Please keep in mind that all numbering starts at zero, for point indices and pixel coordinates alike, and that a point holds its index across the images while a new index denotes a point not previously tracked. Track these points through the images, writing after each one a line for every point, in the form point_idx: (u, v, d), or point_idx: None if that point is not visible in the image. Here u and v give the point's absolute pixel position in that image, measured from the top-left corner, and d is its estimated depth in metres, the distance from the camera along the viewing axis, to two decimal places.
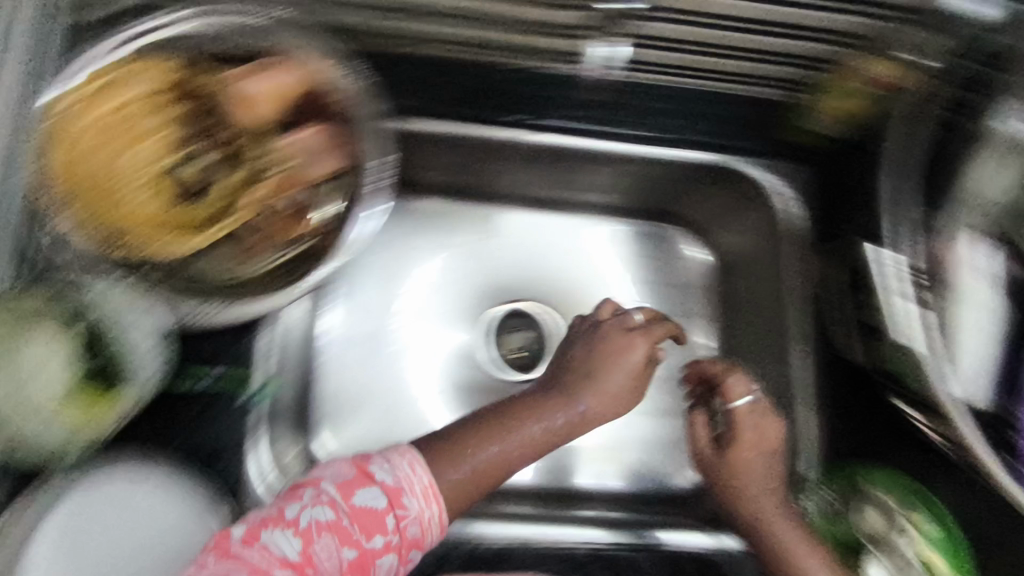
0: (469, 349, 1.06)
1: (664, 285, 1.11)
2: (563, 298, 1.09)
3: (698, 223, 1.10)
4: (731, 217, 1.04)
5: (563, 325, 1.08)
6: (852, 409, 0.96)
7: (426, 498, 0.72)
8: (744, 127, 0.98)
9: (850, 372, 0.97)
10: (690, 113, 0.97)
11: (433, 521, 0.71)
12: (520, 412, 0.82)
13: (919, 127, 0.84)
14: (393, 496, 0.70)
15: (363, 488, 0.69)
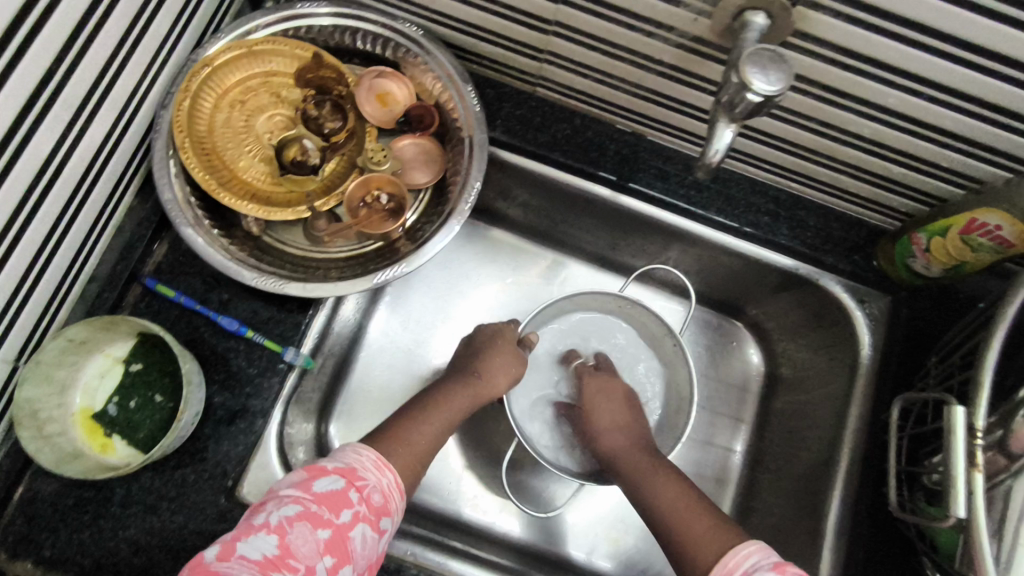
0: (374, 385, 0.78)
1: (514, 270, 0.84)
2: (433, 305, 0.82)
3: (527, 229, 0.83)
4: (564, 216, 0.77)
5: (422, 338, 0.80)
6: (723, 398, 0.84)
7: (380, 467, 0.52)
8: (545, 118, 0.70)
9: (729, 328, 0.86)
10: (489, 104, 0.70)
11: (394, 486, 0.53)
12: (430, 402, 0.62)
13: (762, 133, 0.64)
14: (347, 471, 0.50)
15: (320, 476, 0.49)
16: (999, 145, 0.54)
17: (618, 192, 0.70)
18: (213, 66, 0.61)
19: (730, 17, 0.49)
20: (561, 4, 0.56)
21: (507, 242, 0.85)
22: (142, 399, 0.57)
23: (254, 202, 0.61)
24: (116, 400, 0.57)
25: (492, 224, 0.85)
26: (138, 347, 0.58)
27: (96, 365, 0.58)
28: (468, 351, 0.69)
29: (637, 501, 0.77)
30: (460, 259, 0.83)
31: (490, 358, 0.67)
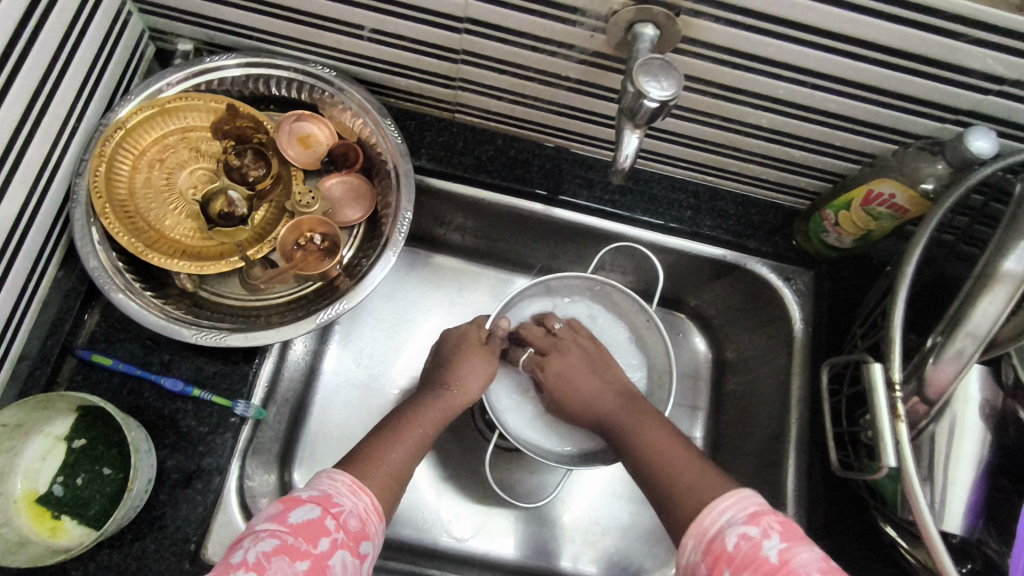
0: (332, 425, 0.77)
1: (459, 292, 0.85)
2: (382, 337, 0.82)
3: (466, 250, 0.85)
4: (500, 233, 0.79)
5: (375, 371, 0.80)
6: (677, 389, 0.86)
7: (356, 491, 0.51)
8: (468, 142, 0.72)
9: (673, 319, 0.89)
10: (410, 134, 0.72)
11: (371, 509, 0.52)
12: (407, 420, 0.61)
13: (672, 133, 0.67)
14: (323, 498, 0.49)
15: (295, 507, 0.47)
16: (880, 120, 0.59)
17: (546, 204, 0.72)
18: (126, 128, 0.60)
19: (621, 31, 0.53)
20: (464, 33, 0.58)
21: (448, 266, 0.86)
22: (89, 474, 0.55)
23: (185, 259, 0.60)
24: (62, 478, 0.55)
25: (432, 250, 0.86)
26: (80, 422, 0.56)
27: (36, 447, 0.55)
28: (441, 356, 0.68)
29: (610, 501, 0.78)
30: (404, 289, 0.84)
31: (457, 364, 0.66)
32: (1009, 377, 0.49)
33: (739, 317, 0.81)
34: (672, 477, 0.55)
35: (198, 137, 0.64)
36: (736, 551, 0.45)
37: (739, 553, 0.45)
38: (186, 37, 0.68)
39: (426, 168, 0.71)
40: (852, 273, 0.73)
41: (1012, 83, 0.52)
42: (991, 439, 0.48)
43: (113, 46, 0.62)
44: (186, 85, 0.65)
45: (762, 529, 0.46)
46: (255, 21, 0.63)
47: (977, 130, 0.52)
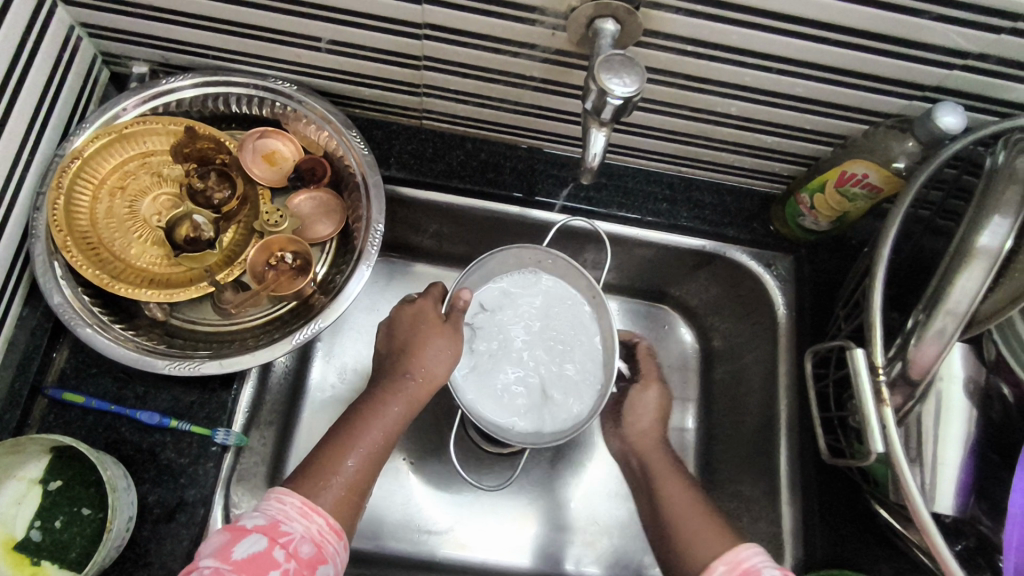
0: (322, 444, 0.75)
1: None
2: (365, 350, 0.80)
3: (444, 257, 0.83)
4: (477, 237, 0.78)
5: (360, 385, 0.79)
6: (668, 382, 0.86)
7: (307, 514, 0.49)
8: (437, 149, 0.71)
9: (658, 312, 0.88)
10: (377, 143, 0.70)
11: (327, 531, 0.50)
12: (362, 413, 0.57)
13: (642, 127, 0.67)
14: (269, 528, 0.47)
15: (239, 540, 0.45)
16: (849, 102, 0.58)
17: (522, 206, 0.71)
18: (83, 158, 0.59)
19: (582, 28, 0.52)
20: (424, 39, 0.57)
21: (426, 274, 0.84)
22: (67, 517, 0.53)
23: (153, 288, 0.59)
24: (39, 523, 0.53)
25: (410, 259, 0.84)
26: (55, 463, 0.54)
27: (10, 492, 0.53)
28: (398, 335, 0.62)
29: (608, 499, 0.77)
30: (384, 301, 0.83)
31: (408, 346, 0.61)
32: (991, 353, 0.49)
33: (723, 306, 0.80)
34: (690, 529, 0.54)
35: (159, 162, 0.62)
36: None
37: None
38: (140, 59, 0.66)
39: (396, 177, 0.70)
40: (833, 255, 0.73)
41: (976, 57, 0.51)
42: (976, 415, 0.48)
43: (64, 73, 0.60)
44: (144, 109, 0.63)
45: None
46: (210, 39, 0.62)
47: (945, 106, 0.52)
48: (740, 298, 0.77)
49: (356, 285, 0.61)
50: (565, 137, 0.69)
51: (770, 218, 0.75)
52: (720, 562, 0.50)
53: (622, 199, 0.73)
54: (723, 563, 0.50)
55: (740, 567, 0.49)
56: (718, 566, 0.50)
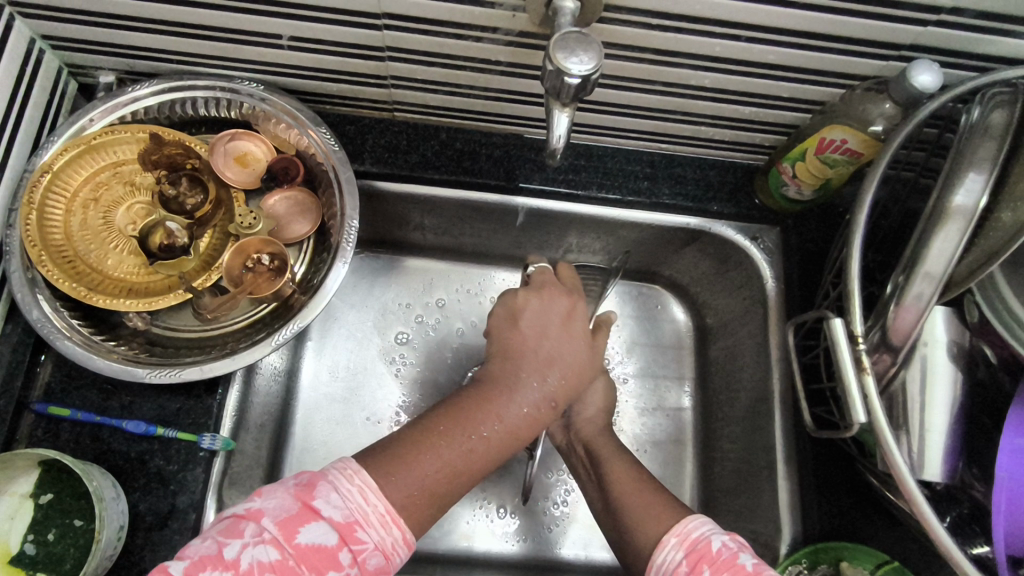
0: (318, 443, 0.76)
1: (427, 290, 0.83)
2: (355, 347, 0.80)
3: (429, 249, 0.83)
4: (459, 226, 0.77)
5: (352, 381, 0.79)
6: (662, 362, 0.85)
7: (387, 524, 0.43)
8: (411, 141, 0.71)
9: (651, 291, 0.87)
10: (350, 139, 0.70)
11: (399, 544, 0.43)
12: (479, 409, 0.51)
13: (616, 107, 0.66)
14: (344, 526, 0.42)
15: (310, 523, 0.41)
16: (822, 66, 0.57)
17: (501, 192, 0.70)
18: (53, 171, 0.58)
19: (541, 6, 0.51)
20: (384, 29, 0.56)
21: (413, 266, 0.84)
22: (60, 529, 0.54)
23: (131, 297, 0.59)
24: (33, 536, 0.53)
25: (396, 254, 0.84)
26: (44, 477, 0.54)
27: (3, 508, 0.54)
28: (544, 332, 0.58)
29: None
30: (372, 297, 0.82)
31: (538, 355, 0.56)
32: (974, 315, 0.48)
33: (714, 282, 0.79)
34: (645, 508, 0.53)
35: (130, 171, 0.62)
36: (720, 553, 0.45)
37: (721, 555, 0.45)
38: (106, 69, 0.65)
39: (370, 171, 0.69)
40: (819, 225, 0.72)
41: (949, 10, 0.50)
42: (962, 379, 0.47)
43: (29, 86, 0.60)
44: (110, 119, 0.63)
45: (758, 560, 0.45)
46: (173, 43, 0.61)
47: (919, 64, 0.51)
48: (729, 273, 0.76)
49: (335, 279, 0.60)
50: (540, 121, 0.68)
51: (754, 191, 0.73)
52: (670, 534, 0.49)
53: (601, 180, 0.72)
54: (674, 536, 0.49)
55: (689, 540, 0.48)
56: (669, 538, 0.49)
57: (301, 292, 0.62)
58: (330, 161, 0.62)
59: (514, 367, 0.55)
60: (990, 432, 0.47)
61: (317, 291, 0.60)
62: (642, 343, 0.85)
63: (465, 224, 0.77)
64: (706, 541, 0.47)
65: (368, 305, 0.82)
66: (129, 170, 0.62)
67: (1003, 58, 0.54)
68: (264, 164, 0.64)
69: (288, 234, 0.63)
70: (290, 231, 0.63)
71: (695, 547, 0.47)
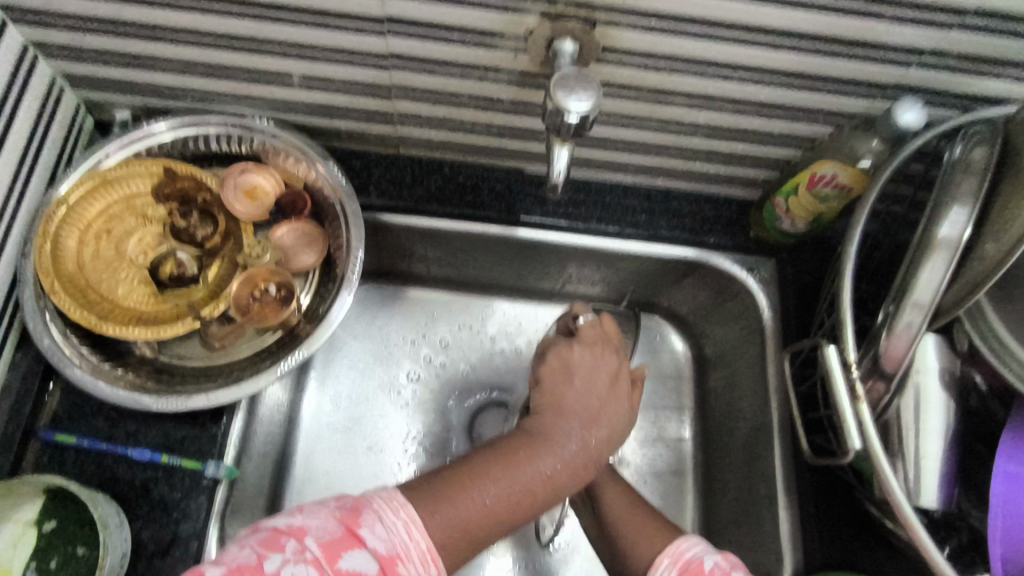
0: (320, 472, 0.76)
1: (429, 320, 0.84)
2: (357, 376, 0.81)
3: (431, 280, 0.84)
4: (461, 258, 0.79)
5: (354, 411, 0.79)
6: (662, 392, 0.85)
7: (427, 562, 0.43)
8: (415, 175, 0.73)
9: (651, 322, 0.88)
10: (356, 173, 0.72)
11: None
12: (525, 458, 0.50)
13: (615, 143, 0.68)
14: (386, 559, 0.41)
15: (353, 549, 0.41)
16: (811, 104, 0.59)
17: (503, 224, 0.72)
18: (68, 204, 0.61)
19: (543, 48, 0.54)
20: (391, 69, 0.59)
21: (416, 297, 0.85)
22: (63, 556, 0.54)
23: (140, 326, 0.60)
24: (35, 565, 0.54)
25: (399, 285, 0.85)
26: (48, 505, 0.54)
27: (6, 535, 0.54)
28: (593, 387, 0.55)
29: None
30: (375, 327, 0.83)
31: (582, 410, 0.54)
32: (964, 344, 0.49)
33: (711, 313, 0.81)
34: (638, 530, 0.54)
35: (143, 203, 0.64)
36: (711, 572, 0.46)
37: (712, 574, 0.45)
38: (122, 105, 0.68)
39: (376, 204, 0.71)
40: (813, 258, 0.74)
41: (930, 53, 0.52)
42: (955, 407, 0.48)
43: (48, 122, 0.62)
44: (125, 152, 0.65)
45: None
46: (189, 82, 0.64)
47: (904, 103, 0.53)
48: (725, 304, 0.78)
49: (340, 308, 0.62)
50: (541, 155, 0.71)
51: (749, 224, 0.75)
52: (664, 555, 0.50)
53: (600, 213, 0.74)
54: (667, 557, 0.50)
55: (681, 560, 0.49)
56: (662, 560, 0.50)
57: (307, 321, 0.64)
58: (338, 195, 0.65)
59: (559, 417, 0.53)
60: (985, 459, 0.48)
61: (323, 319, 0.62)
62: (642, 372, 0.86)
63: (467, 255, 0.78)
64: (697, 560, 0.47)
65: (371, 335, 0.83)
66: (142, 202, 0.64)
67: (984, 98, 0.56)
68: (273, 197, 0.66)
69: (295, 263, 0.65)
70: (297, 261, 0.65)
71: (688, 568, 0.48)
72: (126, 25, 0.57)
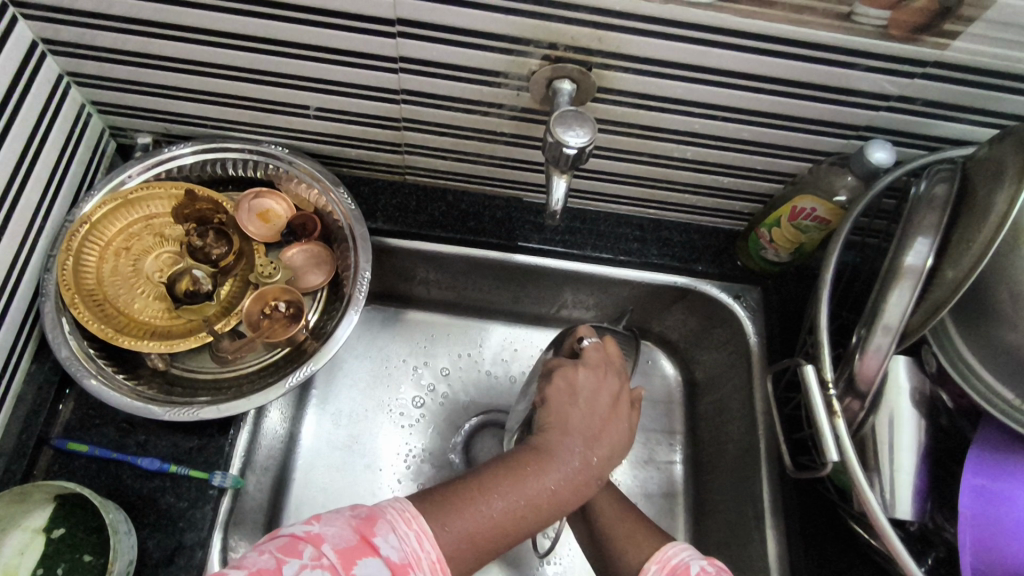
0: (319, 488, 0.78)
1: (431, 343, 0.87)
2: (359, 395, 0.83)
3: (432, 302, 0.88)
4: (462, 282, 0.82)
5: (355, 429, 0.82)
6: (654, 415, 0.88)
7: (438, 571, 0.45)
8: (420, 202, 0.77)
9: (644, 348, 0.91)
10: (364, 199, 0.76)
11: None
12: (531, 472, 0.52)
13: (609, 175, 0.72)
14: (400, 565, 0.44)
15: (366, 557, 0.43)
16: (791, 143, 0.64)
17: (501, 251, 0.76)
18: (90, 222, 0.64)
19: (542, 87, 0.58)
20: (402, 103, 0.63)
21: (417, 319, 0.88)
22: (70, 563, 0.55)
23: (154, 339, 0.62)
24: (43, 570, 0.55)
25: (401, 307, 0.88)
26: (58, 512, 0.56)
27: (16, 542, 0.56)
28: (594, 408, 0.58)
29: None
30: (376, 348, 0.86)
31: (586, 429, 0.56)
32: (932, 364, 0.52)
33: (700, 339, 0.84)
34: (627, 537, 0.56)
35: (161, 222, 0.67)
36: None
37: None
38: (144, 131, 0.72)
39: (382, 228, 0.75)
40: (799, 286, 0.77)
41: (897, 98, 0.57)
42: (926, 424, 0.51)
43: (75, 146, 0.66)
44: (146, 175, 0.68)
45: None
46: (209, 111, 0.68)
47: (874, 143, 0.58)
48: (714, 331, 0.81)
49: (345, 326, 0.65)
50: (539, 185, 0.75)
51: (737, 253, 0.79)
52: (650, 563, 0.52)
53: (594, 241, 0.78)
54: (655, 563, 0.52)
55: (669, 565, 0.51)
56: (650, 566, 0.52)
57: (313, 338, 0.66)
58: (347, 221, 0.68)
59: (562, 434, 0.55)
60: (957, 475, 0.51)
61: (330, 337, 0.64)
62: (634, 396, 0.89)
63: (468, 280, 0.82)
64: (685, 564, 0.50)
65: (373, 356, 0.86)
66: (160, 221, 0.67)
67: (949, 139, 0.61)
68: (285, 220, 0.69)
69: (304, 283, 0.68)
70: (306, 281, 0.68)
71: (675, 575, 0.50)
72: (155, 58, 0.61)
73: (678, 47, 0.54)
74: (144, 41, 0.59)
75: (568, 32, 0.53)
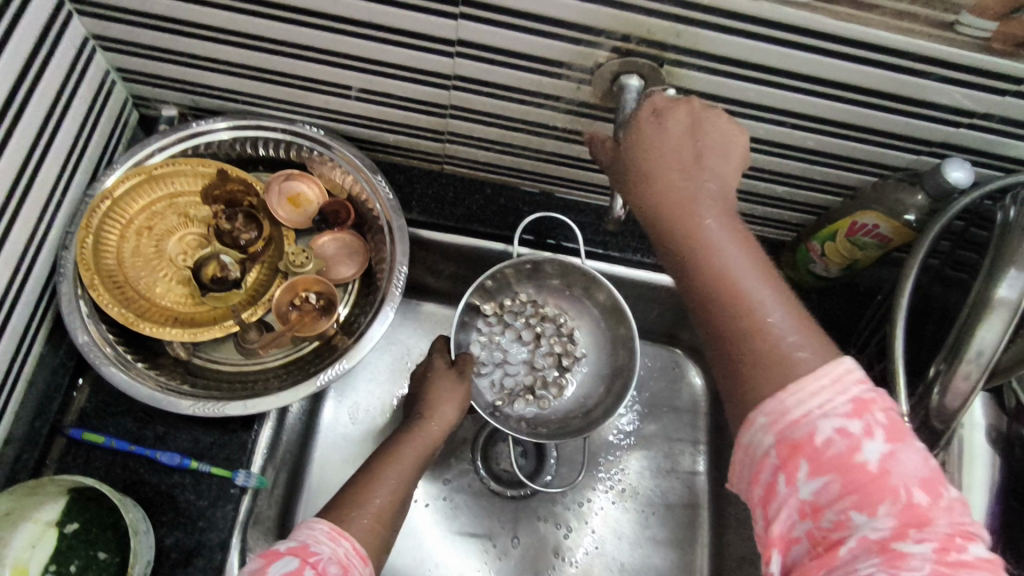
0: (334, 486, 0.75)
1: None
2: (377, 391, 0.80)
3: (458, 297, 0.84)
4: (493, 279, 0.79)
5: (371, 425, 0.78)
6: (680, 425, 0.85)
7: (335, 538, 0.48)
8: (457, 194, 0.73)
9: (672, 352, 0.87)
10: (398, 188, 0.72)
11: (351, 556, 0.47)
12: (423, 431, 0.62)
13: None
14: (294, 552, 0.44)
15: (275, 560, 0.42)
16: (858, 155, 0.61)
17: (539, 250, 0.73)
18: (113, 197, 0.60)
19: (607, 82, 0.55)
20: (452, 89, 0.59)
21: (440, 313, 0.84)
22: (83, 561, 0.52)
23: (177, 326, 0.59)
24: (53, 568, 0.52)
25: (425, 301, 0.85)
26: (71, 506, 0.53)
27: (25, 536, 0.52)
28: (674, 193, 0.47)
29: (619, 541, 0.77)
30: (396, 340, 0.82)
31: (440, 389, 0.66)
32: (1012, 401, 0.52)
33: None
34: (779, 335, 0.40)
35: (187, 201, 0.63)
36: None
37: None
38: (170, 103, 0.68)
39: (416, 221, 0.71)
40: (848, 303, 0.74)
41: (981, 116, 0.54)
42: (999, 460, 0.51)
43: (98, 115, 0.62)
44: (173, 150, 0.64)
45: None
46: (243, 86, 0.63)
47: (951, 161, 0.55)
48: None
49: (381, 321, 0.61)
50: (584, 183, 0.71)
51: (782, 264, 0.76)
52: None
53: (636, 243, 0.75)
54: None
55: None
56: None
57: (345, 333, 0.63)
58: (385, 213, 0.64)
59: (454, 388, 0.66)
60: None
61: (364, 333, 0.61)
62: (661, 403, 0.85)
63: None
64: None
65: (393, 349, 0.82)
66: (186, 200, 0.63)
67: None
68: (319, 205, 0.66)
69: (337, 273, 0.64)
70: (340, 271, 0.64)
71: (790, 431, 0.37)
72: (191, 26, 0.56)
73: (761, 48, 0.50)
74: (181, 7, 0.54)
75: (646, 24, 0.49)
